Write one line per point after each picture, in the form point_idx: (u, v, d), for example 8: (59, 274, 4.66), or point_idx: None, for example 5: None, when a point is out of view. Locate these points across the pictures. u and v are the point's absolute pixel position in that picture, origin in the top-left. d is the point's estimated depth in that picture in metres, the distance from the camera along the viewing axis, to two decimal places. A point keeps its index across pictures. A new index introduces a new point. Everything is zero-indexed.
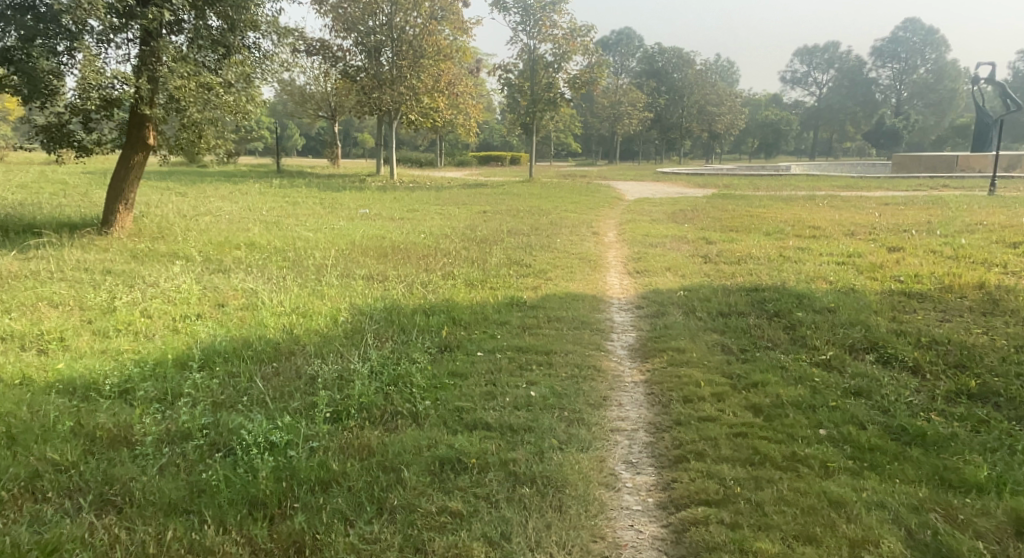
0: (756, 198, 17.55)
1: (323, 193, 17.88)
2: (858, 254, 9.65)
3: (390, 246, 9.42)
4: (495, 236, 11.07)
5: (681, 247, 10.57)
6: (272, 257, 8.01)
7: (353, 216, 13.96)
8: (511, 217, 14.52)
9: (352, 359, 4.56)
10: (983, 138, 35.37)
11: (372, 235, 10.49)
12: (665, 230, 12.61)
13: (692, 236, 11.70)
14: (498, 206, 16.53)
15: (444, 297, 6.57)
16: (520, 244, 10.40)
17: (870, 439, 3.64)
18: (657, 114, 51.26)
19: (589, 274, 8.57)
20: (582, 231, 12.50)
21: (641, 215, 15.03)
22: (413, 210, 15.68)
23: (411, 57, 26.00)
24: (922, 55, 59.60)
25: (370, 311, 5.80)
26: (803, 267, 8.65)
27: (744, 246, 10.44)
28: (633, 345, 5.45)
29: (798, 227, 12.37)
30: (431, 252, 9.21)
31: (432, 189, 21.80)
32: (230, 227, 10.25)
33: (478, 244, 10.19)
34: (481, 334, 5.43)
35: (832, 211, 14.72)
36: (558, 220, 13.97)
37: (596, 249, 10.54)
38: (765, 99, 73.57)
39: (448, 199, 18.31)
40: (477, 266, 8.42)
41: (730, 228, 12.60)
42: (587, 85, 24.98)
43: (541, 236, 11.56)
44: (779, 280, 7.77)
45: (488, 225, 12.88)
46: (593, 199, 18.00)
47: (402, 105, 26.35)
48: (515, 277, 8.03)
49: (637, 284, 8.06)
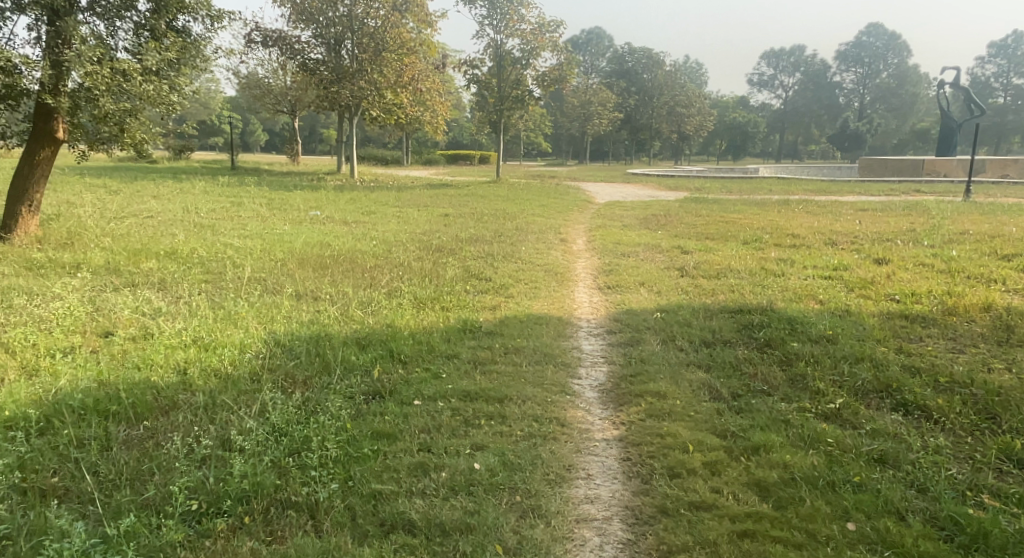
0: (728, 202, 16.85)
1: (275, 193, 16.82)
2: (843, 267, 8.90)
3: (333, 256, 8.49)
4: (454, 244, 10.17)
5: (653, 258, 9.77)
6: (193, 271, 7.05)
7: (302, 219, 12.96)
8: (474, 221, 13.61)
9: (247, 418, 3.67)
10: (947, 142, 35.06)
11: (316, 243, 9.53)
12: (636, 238, 11.80)
13: (664, 245, 10.92)
14: (461, 209, 15.64)
15: (386, 322, 5.67)
16: (480, 254, 9.51)
17: (917, 543, 2.93)
18: (627, 114, 50.72)
19: (555, 290, 7.70)
20: (548, 238, 11.65)
21: (611, 220, 14.22)
22: (369, 212, 14.72)
23: (372, 50, 24.90)
24: (884, 59, 59.86)
25: (292, 340, 4.90)
26: (788, 283, 7.87)
27: (721, 257, 9.66)
28: (603, 384, 4.63)
29: (776, 236, 11.63)
30: (379, 264, 8.29)
31: (393, 190, 20.83)
32: (156, 234, 9.24)
33: (433, 254, 9.28)
34: (422, 372, 4.56)
35: (808, 216, 14.04)
36: (523, 225, 13.10)
37: (563, 259, 9.69)
38: (732, 100, 73.40)
39: (408, 201, 17.37)
40: (429, 281, 7.52)
41: (704, 236, 11.84)
42: (556, 83, 24.14)
43: (504, 244, 10.68)
44: (763, 299, 6.98)
45: (448, 231, 11.98)
46: (560, 202, 17.19)
47: (362, 100, 25.26)
48: (471, 294, 7.14)
49: (607, 302, 7.22)
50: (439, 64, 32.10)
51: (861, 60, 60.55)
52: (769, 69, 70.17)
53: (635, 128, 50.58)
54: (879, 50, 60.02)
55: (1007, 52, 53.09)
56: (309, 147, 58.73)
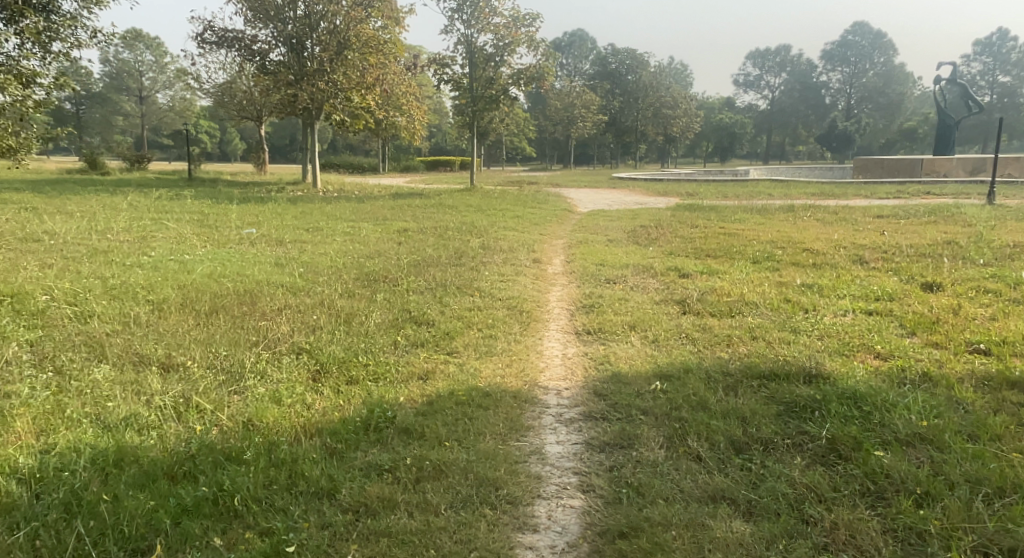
0: (726, 210, 15.02)
1: (217, 208, 14.89)
2: (887, 298, 6.98)
3: (231, 296, 6.57)
4: (398, 272, 8.23)
5: (646, 287, 7.85)
6: (14, 331, 5.20)
7: (230, 240, 11.03)
8: (434, 239, 11.75)
9: None
10: (945, 140, 33.38)
11: (222, 276, 7.62)
12: (623, 257, 9.92)
13: (657, 267, 9.01)
14: (423, 224, 13.72)
15: (243, 418, 3.81)
16: (426, 285, 7.56)
17: None
18: (611, 117, 48.92)
19: (518, 338, 5.77)
20: (518, 259, 9.74)
21: (595, 233, 12.37)
22: (317, 229, 12.81)
23: (333, 50, 22.90)
24: (870, 58, 58.35)
25: (60, 472, 3.20)
26: (826, 325, 5.92)
27: (728, 285, 7.74)
28: (574, 549, 2.91)
29: (790, 251, 9.79)
30: (287, 308, 6.33)
31: (353, 201, 18.94)
32: (14, 268, 7.32)
33: (367, 288, 7.33)
34: (258, 537, 2.90)
35: (821, 226, 12.16)
36: (491, 242, 11.19)
37: (535, 289, 7.76)
38: (717, 102, 71.81)
39: (366, 214, 15.46)
40: (343, 332, 5.58)
41: (704, 253, 9.95)
42: (534, 82, 22.23)
43: (461, 269, 8.73)
44: (798, 355, 5.01)
45: (399, 253, 10.05)
46: (538, 212, 15.38)
47: (323, 102, 23.26)
48: (400, 355, 5.20)
49: (586, 358, 5.31)
50: (411, 63, 30.04)
51: (846, 60, 59.10)
52: (754, 69, 68.51)
53: (621, 131, 49.03)
54: (865, 48, 58.31)
55: (992, 50, 51.47)
56: (286, 155, 56.92)
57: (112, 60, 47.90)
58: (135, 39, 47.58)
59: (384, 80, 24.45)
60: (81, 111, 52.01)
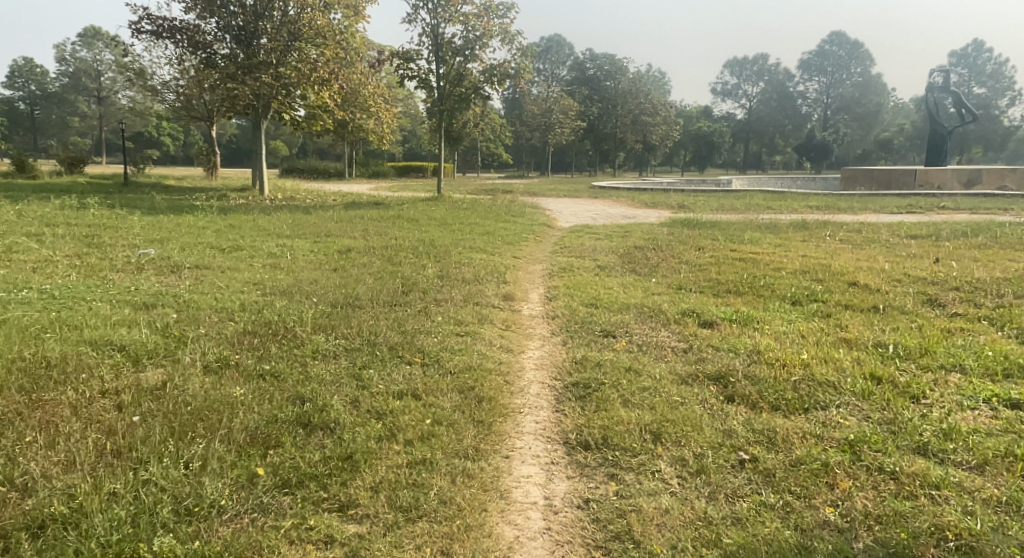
0: (729, 225, 12.92)
1: (127, 223, 12.48)
2: (1022, 375, 4.70)
3: (19, 375, 4.29)
4: (309, 323, 5.87)
5: (661, 348, 5.57)
6: None
7: (120, 267, 8.70)
8: (381, 263, 9.46)
9: None
10: (936, 151, 31.47)
11: (43, 327, 5.31)
12: (619, 292, 7.68)
13: (666, 311, 6.73)
14: (372, 242, 11.34)
15: None
16: (342, 351, 5.21)
17: None
18: (589, 123, 46.97)
19: (467, 466, 3.45)
20: (483, 296, 7.41)
21: (581, 256, 10.12)
22: (236, 249, 10.45)
23: (282, 41, 20.22)
24: (847, 68, 56.66)
25: None
26: (971, 435, 3.65)
27: (776, 344, 5.44)
28: None
29: (833, 285, 7.62)
30: (94, 399, 4.04)
31: (301, 211, 16.58)
32: None
33: (251, 354, 5.01)
34: None
35: (854, 250, 9.92)
36: (449, 268, 8.90)
37: (502, 354, 5.41)
38: (695, 110, 70.18)
39: (308, 229, 13.05)
40: (157, 456, 3.37)
41: (721, 287, 7.72)
42: (507, 79, 19.94)
43: (402, 317, 6.39)
44: (984, 528, 2.96)
45: (327, 287, 7.73)
46: (514, 227, 13.18)
47: (270, 99, 20.66)
48: (242, 521, 3.07)
49: (583, 523, 3.14)
50: (375, 60, 27.54)
51: (824, 69, 57.38)
52: (732, 78, 66.98)
53: (599, 138, 47.15)
54: (843, 58, 56.64)
55: (968, 61, 49.99)
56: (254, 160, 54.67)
57: (69, 59, 45.81)
58: (93, 38, 45.35)
59: (343, 76, 21.98)
60: (36, 111, 49.65)
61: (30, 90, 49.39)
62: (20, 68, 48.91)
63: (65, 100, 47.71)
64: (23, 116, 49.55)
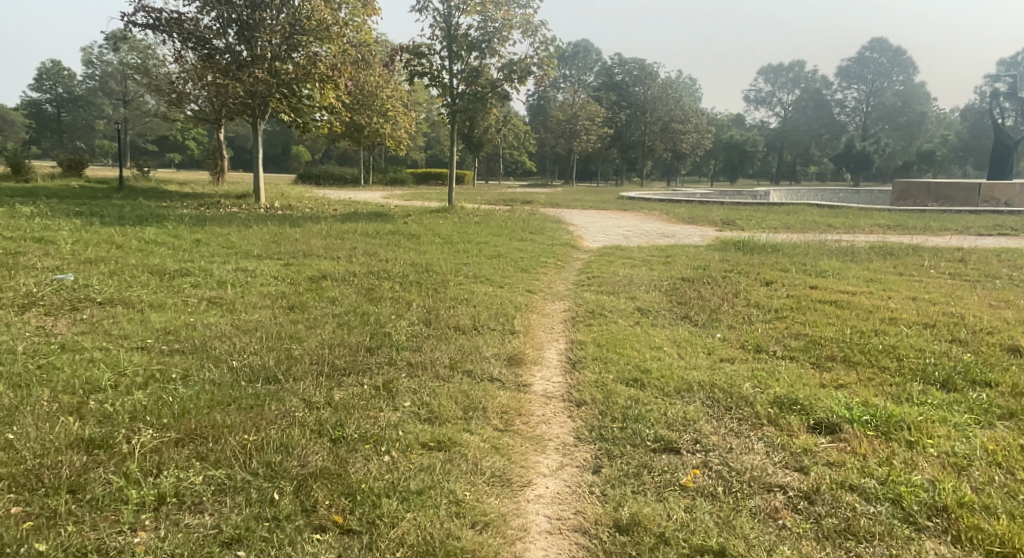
0: (793, 250, 10.67)
1: (70, 237, 10.32)
2: None
3: None
4: (184, 423, 3.63)
5: (766, 492, 3.28)
6: None
7: (9, 302, 6.55)
8: (354, 298, 7.29)
9: None
10: (1000, 164, 28.63)
11: None
12: (674, 354, 5.39)
13: (755, 399, 4.34)
14: (356, 267, 9.14)
15: None
16: (210, 498, 3.09)
17: None
18: (617, 131, 44.56)
19: None
20: (479, 360, 5.12)
21: (613, 291, 7.89)
22: (180, 275, 8.27)
23: (282, 31, 17.28)
24: (888, 76, 53.77)
25: None
26: None
27: (972, 499, 3.18)
28: None
29: (981, 351, 5.28)
30: None
31: (295, 222, 14.54)
32: None
33: (37, 511, 2.98)
34: None
35: (975, 290, 7.53)
36: (439, 309, 6.66)
37: (493, 501, 3.19)
38: (727, 118, 67.52)
39: (291, 247, 10.93)
40: None
41: (821, 351, 5.37)
42: (530, 76, 17.67)
43: (347, 405, 4.12)
44: None
45: (262, 339, 5.50)
46: (533, 248, 11.02)
47: (266, 98, 17.81)
48: None
49: None
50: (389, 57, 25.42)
51: (863, 77, 54.58)
52: (767, 84, 64.21)
53: (627, 146, 44.70)
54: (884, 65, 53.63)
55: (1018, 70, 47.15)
56: (281, 164, 53.50)
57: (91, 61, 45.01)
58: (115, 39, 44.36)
59: (356, 75, 19.84)
60: (62, 115, 48.31)
61: (56, 93, 47.82)
62: (45, 71, 47.20)
63: (89, 104, 47.23)
64: (49, 118, 48.15)
